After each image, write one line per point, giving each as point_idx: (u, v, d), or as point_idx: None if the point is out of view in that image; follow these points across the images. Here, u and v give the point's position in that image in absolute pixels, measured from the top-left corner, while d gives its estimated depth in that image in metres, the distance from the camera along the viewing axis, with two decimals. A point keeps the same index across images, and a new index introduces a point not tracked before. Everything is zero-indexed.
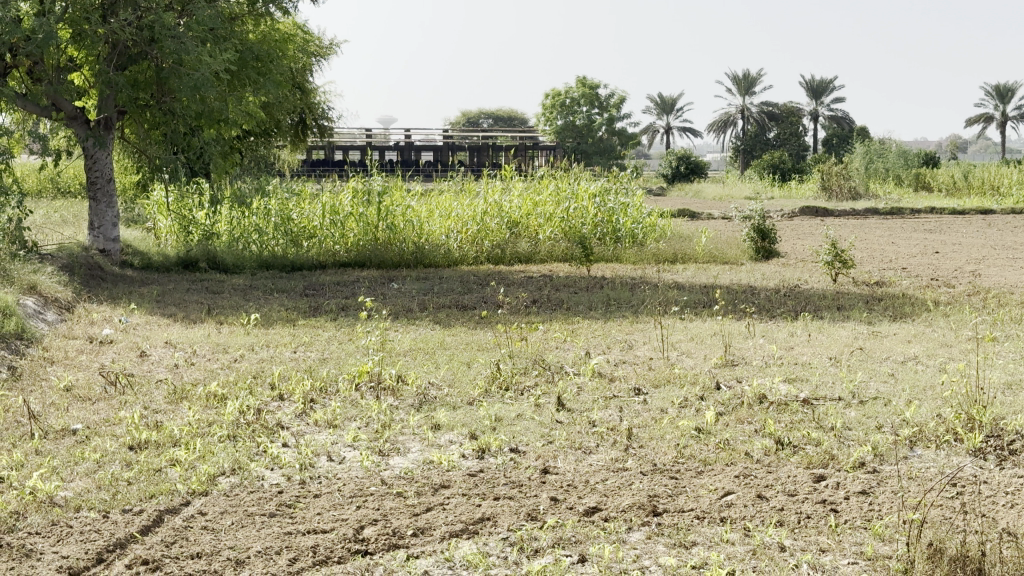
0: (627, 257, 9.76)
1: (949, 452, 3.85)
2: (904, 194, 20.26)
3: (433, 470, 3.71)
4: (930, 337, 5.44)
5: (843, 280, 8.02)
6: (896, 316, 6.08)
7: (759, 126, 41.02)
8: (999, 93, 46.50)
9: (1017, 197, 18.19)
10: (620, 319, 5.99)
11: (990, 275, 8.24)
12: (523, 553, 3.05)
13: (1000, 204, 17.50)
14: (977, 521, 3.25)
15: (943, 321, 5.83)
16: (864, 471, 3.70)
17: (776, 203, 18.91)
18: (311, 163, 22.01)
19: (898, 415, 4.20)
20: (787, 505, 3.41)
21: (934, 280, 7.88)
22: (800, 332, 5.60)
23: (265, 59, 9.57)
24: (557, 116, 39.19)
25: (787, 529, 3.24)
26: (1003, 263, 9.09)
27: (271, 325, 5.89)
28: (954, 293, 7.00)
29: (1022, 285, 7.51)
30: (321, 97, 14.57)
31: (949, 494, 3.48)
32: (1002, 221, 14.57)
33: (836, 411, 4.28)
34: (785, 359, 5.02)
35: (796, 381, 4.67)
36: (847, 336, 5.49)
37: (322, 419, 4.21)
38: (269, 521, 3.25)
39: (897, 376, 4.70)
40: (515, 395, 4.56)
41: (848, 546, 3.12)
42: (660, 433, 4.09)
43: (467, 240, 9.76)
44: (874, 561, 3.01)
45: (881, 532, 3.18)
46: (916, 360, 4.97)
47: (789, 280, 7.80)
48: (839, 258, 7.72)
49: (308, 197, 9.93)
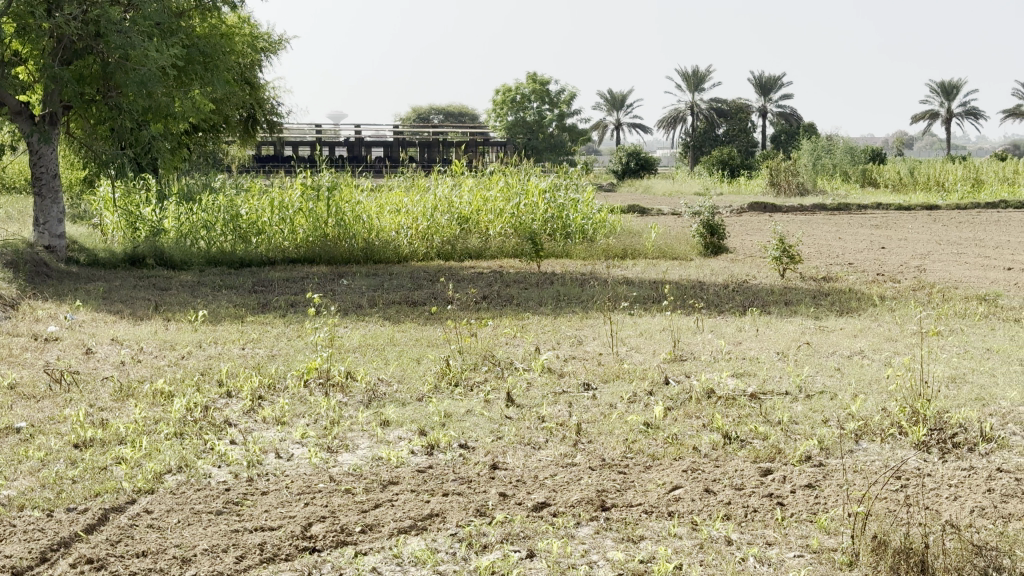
0: (577, 253, 9.78)
1: (893, 445, 3.89)
2: (851, 189, 20.41)
3: (381, 467, 3.70)
4: (876, 331, 5.48)
5: (791, 274, 8.06)
6: (843, 311, 6.12)
7: (707, 122, 41.19)
8: (942, 91, 46.96)
9: (961, 193, 18.38)
10: (570, 315, 6.00)
11: (936, 270, 8.30)
12: (472, 548, 3.05)
13: (944, 200, 17.68)
14: (920, 514, 3.28)
15: (889, 316, 5.88)
16: (810, 465, 3.73)
17: (721, 198, 19.02)
18: (259, 159, 21.90)
19: (844, 409, 4.23)
20: (734, 499, 3.43)
21: (880, 276, 7.93)
22: (748, 327, 5.63)
23: (212, 55, 9.50)
24: (507, 112, 39.22)
25: (734, 522, 3.26)
26: (948, 259, 9.14)
27: (219, 321, 5.86)
28: (901, 288, 7.05)
29: (966, 280, 7.58)
30: (269, 92, 14.51)
31: (893, 486, 3.53)
32: (949, 217, 14.73)
33: (783, 405, 4.31)
34: (733, 354, 5.05)
35: (744, 375, 4.70)
36: (794, 330, 5.53)
37: (270, 416, 4.19)
38: (216, 518, 3.24)
39: (843, 370, 4.74)
40: (464, 391, 4.56)
41: (794, 539, 3.15)
42: (609, 428, 4.10)
43: (418, 235, 9.76)
44: (819, 554, 3.04)
45: (826, 524, 3.21)
46: (862, 354, 5.01)
47: (737, 276, 7.84)
48: (787, 253, 7.77)
49: (256, 192, 9.89)
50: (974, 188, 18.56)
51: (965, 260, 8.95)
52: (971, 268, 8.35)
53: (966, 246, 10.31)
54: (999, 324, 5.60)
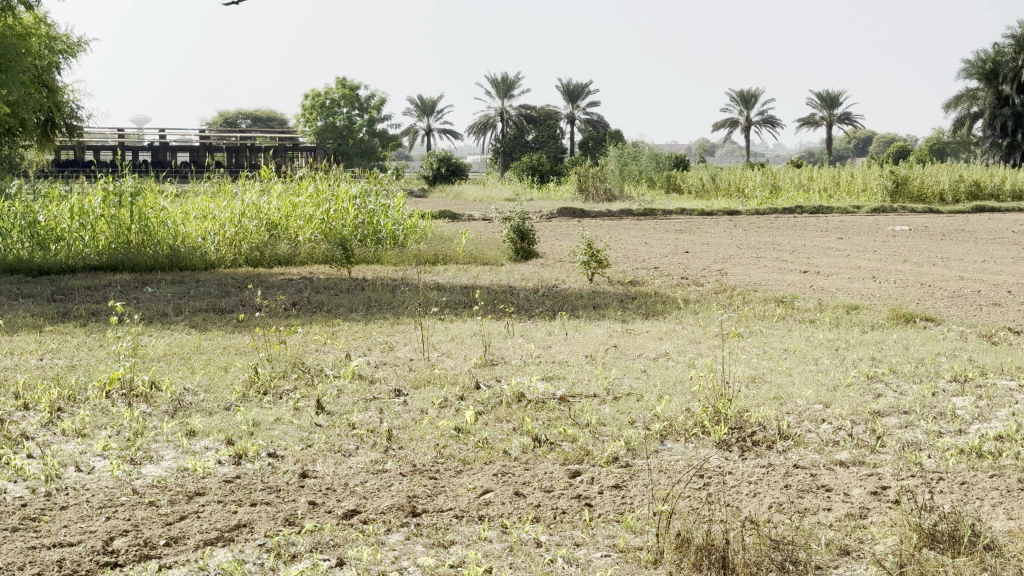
0: (388, 258, 9.77)
1: (696, 445, 3.99)
2: (656, 196, 20.90)
3: (187, 478, 3.62)
4: (680, 333, 5.62)
5: (600, 279, 8.20)
6: (649, 314, 6.26)
7: (518, 128, 41.59)
8: (743, 99, 48.41)
9: (760, 199, 19.00)
10: (381, 321, 5.99)
11: (737, 273, 8.56)
12: (280, 558, 3.01)
13: (744, 205, 18.26)
14: (721, 511, 3.38)
15: (692, 318, 6.04)
16: (617, 466, 3.80)
17: (531, 204, 19.22)
18: (56, 164, 21.19)
19: (649, 410, 4.32)
20: (543, 501, 3.47)
21: (685, 279, 8.14)
22: (557, 330, 5.71)
23: (6, 56, 9.16)
24: (318, 117, 38.82)
25: (543, 525, 3.29)
26: (750, 263, 9.43)
27: (15, 332, 5.65)
28: (704, 291, 7.25)
29: (766, 282, 7.84)
30: (66, 96, 14.08)
31: (696, 485, 3.62)
32: (749, 222, 15.21)
33: (591, 407, 4.38)
34: (542, 358, 5.11)
35: (553, 379, 4.76)
36: (602, 334, 5.62)
37: (70, 428, 4.06)
38: (11, 536, 3.12)
39: (648, 372, 4.84)
40: (274, 399, 4.50)
41: (601, 539, 3.20)
42: (419, 434, 4.10)
43: (225, 242, 9.59)
44: (625, 553, 3.10)
45: (632, 524, 3.27)
46: (667, 356, 5.13)
47: (547, 280, 7.94)
48: (595, 258, 7.90)
49: (55, 198, 9.57)
50: (772, 195, 19.27)
51: (765, 264, 9.25)
52: (770, 272, 8.64)
53: (767, 250, 10.66)
54: (797, 325, 5.81)
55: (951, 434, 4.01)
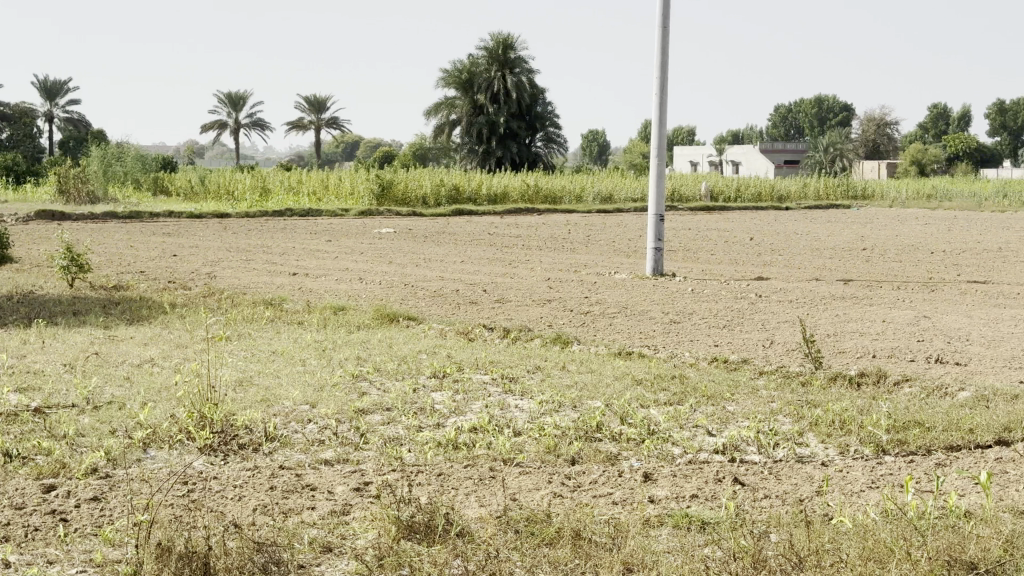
0: None
1: (180, 451, 3.89)
2: (142, 199, 20.35)
3: None
4: (166, 339, 5.48)
5: (82, 284, 7.85)
6: (132, 319, 6.07)
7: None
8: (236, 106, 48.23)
9: (248, 202, 19.00)
10: None
11: (226, 277, 8.50)
12: None
13: (232, 207, 18.16)
14: (204, 517, 3.31)
15: (178, 323, 5.91)
16: (96, 477, 3.63)
17: (4, 205, 18.00)
18: None
19: (132, 418, 4.17)
20: (14, 520, 3.25)
21: (171, 283, 7.97)
22: (33, 339, 5.39)
23: None
24: None
25: (12, 545, 3.08)
26: (237, 266, 9.40)
27: None
28: (189, 295, 7.13)
29: (253, 285, 7.84)
30: None
31: (180, 492, 3.52)
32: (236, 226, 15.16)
33: (69, 418, 4.17)
34: (16, 369, 4.80)
35: (28, 391, 4.49)
36: (83, 341, 5.38)
37: None
38: None
39: (132, 379, 4.68)
40: None
41: (76, 555, 3.03)
42: None
43: None
44: (102, 567, 2.95)
45: (110, 536, 3.13)
46: (151, 363, 4.98)
47: (19, 287, 7.49)
48: (75, 262, 7.55)
49: None
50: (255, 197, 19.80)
51: (253, 268, 9.25)
52: (257, 275, 8.64)
53: (258, 254, 10.68)
54: (283, 327, 5.84)
55: (428, 428, 4.17)
